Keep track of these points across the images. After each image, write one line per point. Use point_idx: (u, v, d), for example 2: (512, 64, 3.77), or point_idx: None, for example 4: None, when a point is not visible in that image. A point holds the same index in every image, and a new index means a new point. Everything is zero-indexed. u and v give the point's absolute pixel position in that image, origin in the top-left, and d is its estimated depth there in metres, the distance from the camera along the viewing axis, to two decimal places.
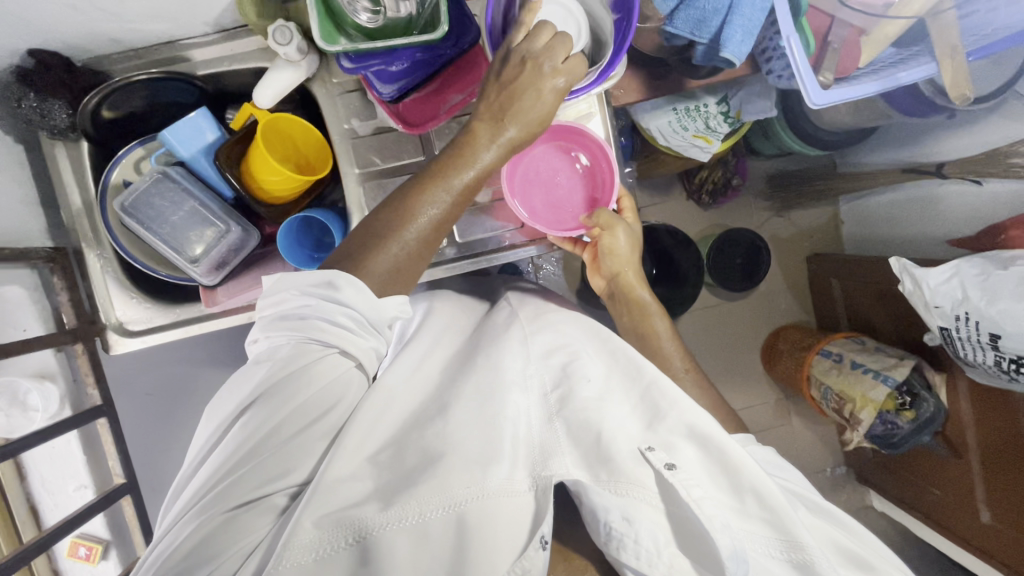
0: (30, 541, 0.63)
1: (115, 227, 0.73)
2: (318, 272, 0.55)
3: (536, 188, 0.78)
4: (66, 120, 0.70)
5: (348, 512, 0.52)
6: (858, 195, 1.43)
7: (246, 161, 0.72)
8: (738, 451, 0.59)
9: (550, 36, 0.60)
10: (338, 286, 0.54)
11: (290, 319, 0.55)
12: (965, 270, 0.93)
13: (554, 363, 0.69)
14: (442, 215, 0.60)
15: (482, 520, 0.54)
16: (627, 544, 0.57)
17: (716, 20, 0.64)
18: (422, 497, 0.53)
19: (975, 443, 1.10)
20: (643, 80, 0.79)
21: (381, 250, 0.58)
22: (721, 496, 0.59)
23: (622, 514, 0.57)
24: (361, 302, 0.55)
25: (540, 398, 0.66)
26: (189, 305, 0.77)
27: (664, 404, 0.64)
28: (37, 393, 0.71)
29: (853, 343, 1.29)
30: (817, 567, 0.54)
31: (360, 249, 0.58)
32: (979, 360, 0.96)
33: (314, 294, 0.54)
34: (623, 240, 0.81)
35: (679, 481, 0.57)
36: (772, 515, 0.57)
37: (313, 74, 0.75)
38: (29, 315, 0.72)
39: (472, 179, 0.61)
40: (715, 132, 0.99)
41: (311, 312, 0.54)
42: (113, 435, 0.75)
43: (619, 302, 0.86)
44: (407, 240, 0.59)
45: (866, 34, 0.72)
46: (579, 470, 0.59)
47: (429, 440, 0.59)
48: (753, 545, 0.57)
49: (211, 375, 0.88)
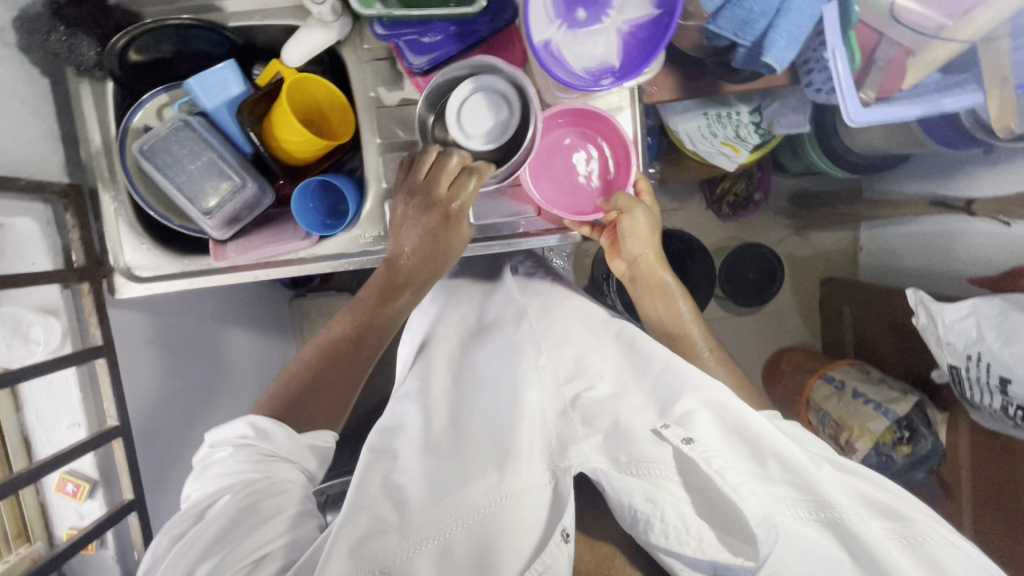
0: (16, 471, 0.62)
1: (133, 171, 0.73)
2: (237, 422, 0.64)
3: (550, 174, 0.75)
4: (93, 57, 0.70)
5: (365, 548, 0.53)
6: (879, 223, 1.40)
7: (269, 119, 0.72)
8: (757, 420, 0.59)
9: (440, 166, 0.66)
10: (261, 430, 0.63)
11: (217, 475, 0.62)
12: (982, 309, 0.91)
13: (567, 355, 0.70)
14: (370, 342, 0.72)
15: (503, 528, 0.54)
16: (654, 526, 0.52)
17: (762, 23, 0.60)
18: (426, 526, 0.54)
19: (970, 484, 1.08)
20: (678, 79, 0.77)
21: (308, 398, 0.68)
22: (743, 464, 0.57)
23: (645, 495, 0.53)
24: (282, 442, 0.63)
25: (554, 389, 0.67)
26: (198, 257, 0.77)
27: (676, 382, 0.64)
28: (41, 326, 0.70)
29: (858, 372, 1.26)
30: (847, 524, 0.53)
31: (290, 402, 0.67)
32: (985, 403, 0.95)
33: (235, 440, 0.63)
34: (644, 222, 0.77)
35: (697, 453, 0.54)
36: (797, 476, 0.55)
37: (343, 38, 0.73)
38: (38, 250, 0.69)
39: (399, 303, 0.73)
40: (744, 142, 0.97)
41: (234, 463, 0.62)
42: (110, 376, 0.73)
43: (643, 286, 0.82)
44: (333, 397, 0.70)
45: (913, 55, 0.70)
46: (601, 458, 0.57)
47: (437, 466, 0.61)
48: (781, 508, 0.54)
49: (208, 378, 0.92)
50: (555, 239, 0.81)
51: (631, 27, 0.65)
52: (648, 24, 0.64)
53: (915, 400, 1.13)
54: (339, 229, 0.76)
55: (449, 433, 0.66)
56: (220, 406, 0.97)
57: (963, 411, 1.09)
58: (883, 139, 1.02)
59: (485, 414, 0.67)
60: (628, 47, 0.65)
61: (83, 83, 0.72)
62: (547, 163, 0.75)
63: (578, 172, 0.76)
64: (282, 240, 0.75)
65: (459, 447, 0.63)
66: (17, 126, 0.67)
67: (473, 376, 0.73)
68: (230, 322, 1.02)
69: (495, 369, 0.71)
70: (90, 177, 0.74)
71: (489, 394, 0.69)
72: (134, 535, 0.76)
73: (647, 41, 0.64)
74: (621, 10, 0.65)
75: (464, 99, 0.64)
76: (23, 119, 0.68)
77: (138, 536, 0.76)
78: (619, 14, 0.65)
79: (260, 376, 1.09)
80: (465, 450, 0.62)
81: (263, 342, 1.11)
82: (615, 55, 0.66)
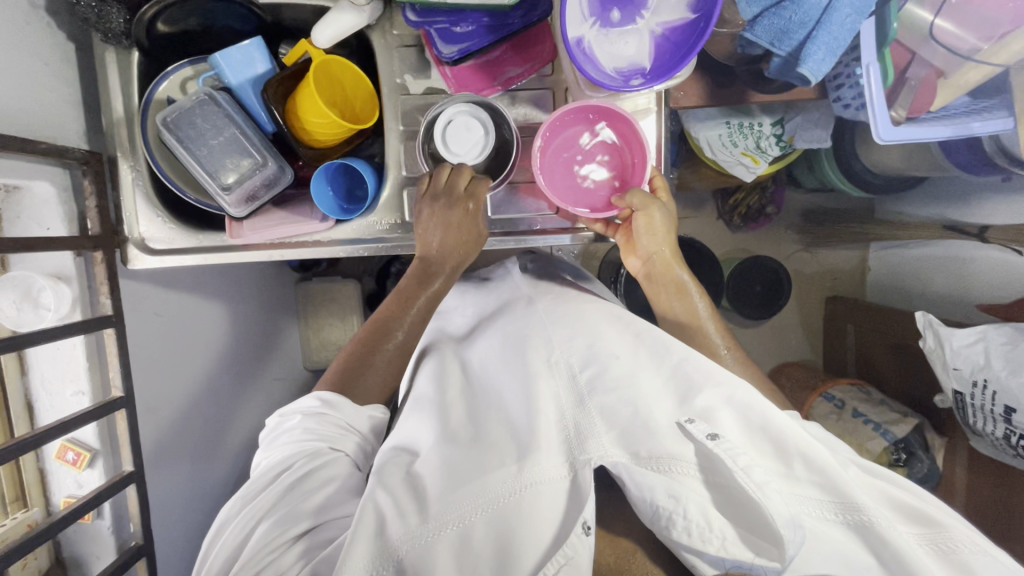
0: (19, 436, 0.62)
1: (153, 142, 0.73)
2: (310, 396, 0.69)
3: (564, 167, 0.74)
4: (121, 26, 0.68)
5: (382, 540, 0.54)
6: (890, 244, 1.38)
7: (293, 99, 0.71)
8: (782, 418, 0.59)
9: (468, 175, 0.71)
10: (329, 402, 0.68)
11: (287, 441, 0.66)
12: (991, 336, 0.91)
13: (579, 344, 0.70)
14: (413, 324, 0.75)
15: (523, 515, 0.54)
16: (677, 522, 0.52)
17: (800, 34, 0.60)
18: (446, 514, 0.55)
19: (964, 509, 1.09)
20: (706, 86, 0.76)
21: (365, 372, 0.72)
22: (767, 463, 0.57)
23: (668, 491, 0.53)
24: (349, 413, 0.68)
25: (568, 380, 0.67)
26: (213, 233, 0.77)
27: (698, 376, 0.65)
28: (50, 292, 0.69)
29: (858, 392, 1.24)
30: (875, 527, 0.52)
31: (348, 375, 0.72)
32: (987, 430, 0.95)
33: (309, 412, 0.67)
34: (660, 219, 0.77)
35: (722, 449, 0.53)
36: (824, 477, 0.55)
37: (373, 22, 0.73)
38: (54, 215, 0.68)
39: (433, 291, 0.76)
40: (765, 153, 0.96)
41: (304, 429, 0.66)
42: (118, 346, 0.72)
43: (658, 283, 0.82)
44: (379, 364, 0.73)
45: (944, 77, 0.69)
46: (620, 452, 0.57)
47: (452, 455, 0.62)
48: (806, 509, 0.54)
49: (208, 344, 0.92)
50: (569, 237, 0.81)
51: (664, 29, 0.64)
52: (682, 27, 0.63)
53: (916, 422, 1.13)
54: (356, 214, 0.75)
55: (467, 425, 0.67)
56: (224, 385, 0.97)
57: (963, 436, 1.09)
58: (900, 160, 1.02)
59: (502, 412, 0.67)
60: (660, 49, 0.65)
61: (109, 51, 0.72)
62: (563, 156, 0.74)
63: (591, 169, 0.75)
64: (299, 222, 0.76)
65: (478, 437, 0.64)
66: (41, 90, 0.66)
67: (485, 368, 0.74)
68: (237, 300, 1.01)
69: (506, 369, 0.71)
70: (110, 146, 0.74)
71: (500, 392, 0.70)
72: (131, 508, 0.76)
73: (680, 45, 0.63)
74: (656, 12, 0.64)
75: (451, 119, 0.69)
76: (49, 83, 0.68)
77: (136, 509, 0.76)
78: (653, 15, 0.64)
79: (264, 357, 1.09)
80: (485, 439, 0.64)
81: (269, 324, 1.10)
82: (647, 56, 0.65)
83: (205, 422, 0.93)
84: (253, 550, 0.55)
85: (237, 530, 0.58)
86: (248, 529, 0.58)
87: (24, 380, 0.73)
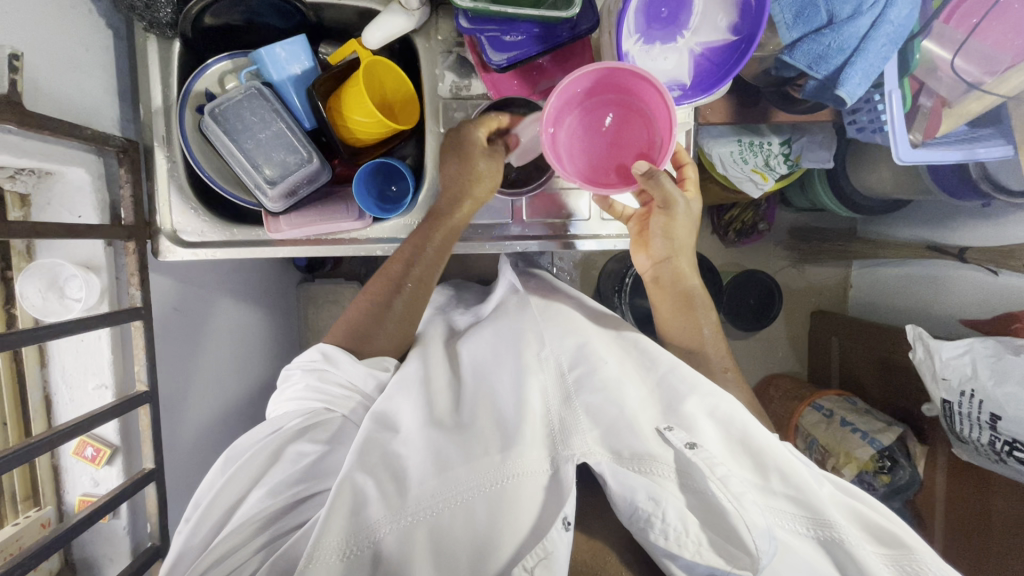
0: (41, 433, 0.59)
1: (192, 134, 0.72)
2: (313, 350, 0.70)
3: (583, 140, 0.69)
4: (169, 17, 0.68)
5: (359, 520, 0.54)
6: (874, 262, 1.46)
7: (338, 97, 0.72)
8: (763, 435, 0.61)
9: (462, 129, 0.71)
10: (328, 356, 0.69)
11: (290, 397, 0.68)
12: (977, 349, 0.96)
13: (569, 345, 0.73)
14: (421, 276, 0.73)
15: (510, 497, 0.56)
16: (655, 525, 0.54)
17: (838, 59, 0.65)
18: (420, 506, 0.55)
19: (942, 515, 1.15)
20: (733, 104, 0.81)
21: (374, 331, 0.73)
22: (745, 474, 0.59)
23: (648, 494, 0.55)
24: (346, 369, 0.69)
25: (557, 376, 0.69)
26: (247, 228, 0.76)
27: (681, 386, 0.66)
28: (79, 280, 0.67)
29: (846, 403, 1.28)
30: (845, 544, 0.54)
31: (358, 329, 0.73)
32: (973, 437, 0.98)
33: (312, 367, 0.69)
34: (679, 222, 0.76)
35: (701, 459, 0.57)
36: (798, 492, 0.57)
37: (419, 27, 0.74)
38: (86, 203, 0.67)
39: (444, 233, 0.73)
40: (773, 170, 1.00)
41: (306, 383, 0.67)
42: (145, 340, 0.70)
43: (664, 288, 0.80)
44: (388, 318, 0.73)
45: (949, 104, 0.75)
46: (602, 451, 0.59)
47: (438, 439, 0.61)
48: (780, 522, 0.56)
49: (207, 324, 0.88)
50: (544, 245, 0.82)
51: (703, 49, 0.68)
52: (721, 47, 0.67)
53: (899, 432, 1.17)
54: (394, 214, 0.76)
55: (454, 412, 0.66)
56: (227, 382, 0.94)
57: (943, 444, 1.14)
58: (890, 184, 1.06)
59: (490, 401, 0.67)
60: (699, 68, 0.69)
61: (151, 40, 0.71)
62: (592, 117, 0.68)
63: (615, 134, 0.69)
64: (336, 220, 0.75)
65: (463, 424, 0.64)
66: (80, 74, 0.65)
67: (475, 363, 0.74)
68: (243, 298, 0.99)
69: (497, 362, 0.72)
70: (147, 135, 0.72)
71: (493, 383, 0.70)
72: (149, 506, 0.73)
73: (720, 64, 0.67)
74: (696, 32, 0.67)
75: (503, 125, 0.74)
76: (87, 69, 0.66)
77: (153, 507, 0.73)
78: (693, 35, 0.67)
79: (266, 357, 1.06)
80: (470, 426, 0.63)
81: (272, 324, 1.08)
82: (686, 72, 0.69)
83: (206, 420, 0.89)
84: (238, 520, 0.57)
85: (230, 492, 0.59)
86: (242, 492, 0.60)
87: (42, 371, 0.71)
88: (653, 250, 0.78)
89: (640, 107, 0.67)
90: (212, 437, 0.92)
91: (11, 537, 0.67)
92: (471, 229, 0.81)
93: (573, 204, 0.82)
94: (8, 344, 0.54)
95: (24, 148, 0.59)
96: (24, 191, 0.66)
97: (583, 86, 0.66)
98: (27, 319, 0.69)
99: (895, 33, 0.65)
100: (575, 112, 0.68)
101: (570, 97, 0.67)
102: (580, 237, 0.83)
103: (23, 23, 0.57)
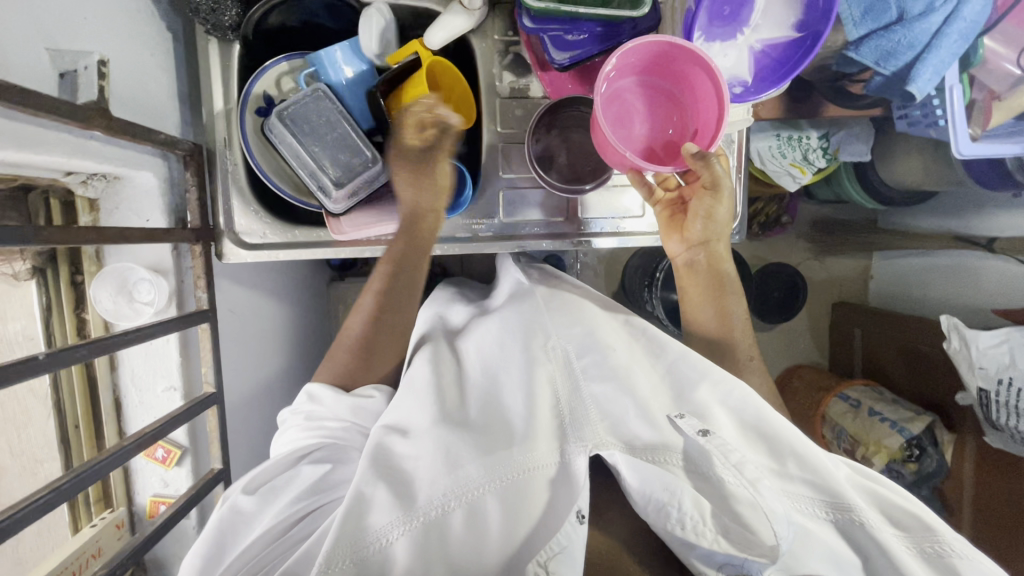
0: (132, 435, 0.59)
1: (252, 138, 0.72)
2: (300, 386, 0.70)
3: (634, 112, 0.71)
4: (233, 20, 0.67)
5: (364, 524, 0.53)
6: (894, 252, 1.47)
7: (400, 95, 0.72)
8: (780, 421, 0.60)
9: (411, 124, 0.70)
10: (313, 397, 0.69)
11: (287, 441, 0.68)
12: (1015, 338, 0.97)
13: (577, 334, 0.72)
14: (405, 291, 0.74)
15: (516, 493, 0.56)
16: (671, 513, 0.55)
17: (908, 55, 0.66)
18: (431, 505, 0.55)
19: (971, 502, 1.17)
20: (785, 100, 0.81)
21: (372, 357, 0.74)
22: (760, 459, 0.58)
23: (664, 486, 0.55)
24: (330, 405, 0.68)
25: (564, 366, 0.68)
26: (308, 229, 0.76)
27: (692, 373, 0.65)
28: (149, 283, 0.68)
29: (872, 392, 1.30)
30: (866, 527, 0.54)
31: (358, 358, 0.73)
32: (1010, 424, 0.99)
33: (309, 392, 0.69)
34: (720, 204, 0.75)
35: (714, 446, 0.54)
36: (816, 476, 0.56)
37: (477, 26, 0.75)
38: (154, 207, 0.68)
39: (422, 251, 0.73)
40: (812, 164, 1.01)
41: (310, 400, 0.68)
42: (213, 343, 0.70)
43: (699, 272, 0.79)
44: (381, 339, 0.75)
45: (999, 97, 0.76)
46: (614, 442, 0.59)
47: (449, 438, 0.59)
48: (798, 507, 0.55)
49: (253, 325, 0.89)
50: (563, 244, 0.81)
51: (763, 46, 0.68)
52: (784, 44, 0.67)
53: (927, 421, 1.18)
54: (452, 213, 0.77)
55: (463, 407, 0.66)
56: (271, 384, 0.95)
57: (972, 433, 1.16)
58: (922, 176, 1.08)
59: (500, 403, 0.66)
60: (759, 64, 0.69)
61: (213, 43, 0.71)
62: (645, 93, 0.70)
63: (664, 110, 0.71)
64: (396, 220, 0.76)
65: (475, 421, 0.63)
66: (148, 80, 0.65)
67: (480, 353, 0.72)
68: (283, 298, 0.99)
69: (505, 359, 0.70)
70: (209, 139, 0.72)
71: (500, 381, 0.68)
72: None
73: (782, 60, 0.68)
74: (757, 29, 0.67)
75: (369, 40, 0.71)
76: (154, 74, 0.67)
77: None
78: (754, 32, 0.67)
79: (304, 356, 1.06)
80: (480, 424, 0.63)
81: (308, 324, 1.08)
82: (747, 69, 0.69)
83: (253, 420, 0.90)
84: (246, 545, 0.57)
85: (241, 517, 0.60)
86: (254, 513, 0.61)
87: (112, 374, 0.72)
88: (689, 234, 0.78)
89: (692, 86, 0.68)
90: (259, 438, 0.92)
91: (92, 537, 0.67)
92: (526, 225, 0.80)
93: (596, 201, 0.81)
94: (103, 347, 0.53)
95: (103, 155, 0.60)
96: (94, 196, 0.66)
97: (644, 59, 0.67)
98: (97, 322, 0.69)
99: (967, 29, 0.66)
100: (638, 76, 0.70)
101: (629, 69, 0.68)
102: (599, 236, 0.82)
103: (101, 30, 0.58)
